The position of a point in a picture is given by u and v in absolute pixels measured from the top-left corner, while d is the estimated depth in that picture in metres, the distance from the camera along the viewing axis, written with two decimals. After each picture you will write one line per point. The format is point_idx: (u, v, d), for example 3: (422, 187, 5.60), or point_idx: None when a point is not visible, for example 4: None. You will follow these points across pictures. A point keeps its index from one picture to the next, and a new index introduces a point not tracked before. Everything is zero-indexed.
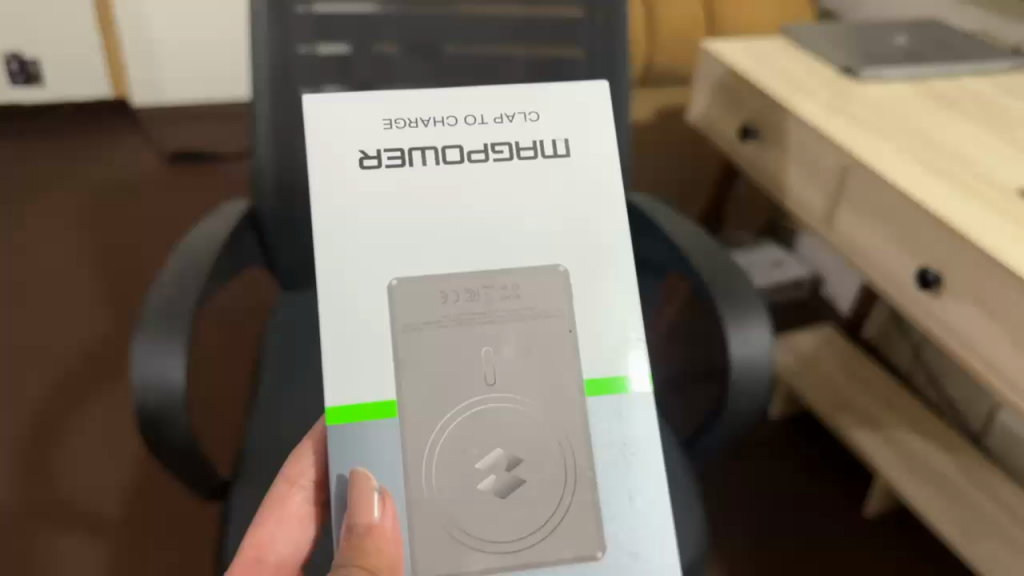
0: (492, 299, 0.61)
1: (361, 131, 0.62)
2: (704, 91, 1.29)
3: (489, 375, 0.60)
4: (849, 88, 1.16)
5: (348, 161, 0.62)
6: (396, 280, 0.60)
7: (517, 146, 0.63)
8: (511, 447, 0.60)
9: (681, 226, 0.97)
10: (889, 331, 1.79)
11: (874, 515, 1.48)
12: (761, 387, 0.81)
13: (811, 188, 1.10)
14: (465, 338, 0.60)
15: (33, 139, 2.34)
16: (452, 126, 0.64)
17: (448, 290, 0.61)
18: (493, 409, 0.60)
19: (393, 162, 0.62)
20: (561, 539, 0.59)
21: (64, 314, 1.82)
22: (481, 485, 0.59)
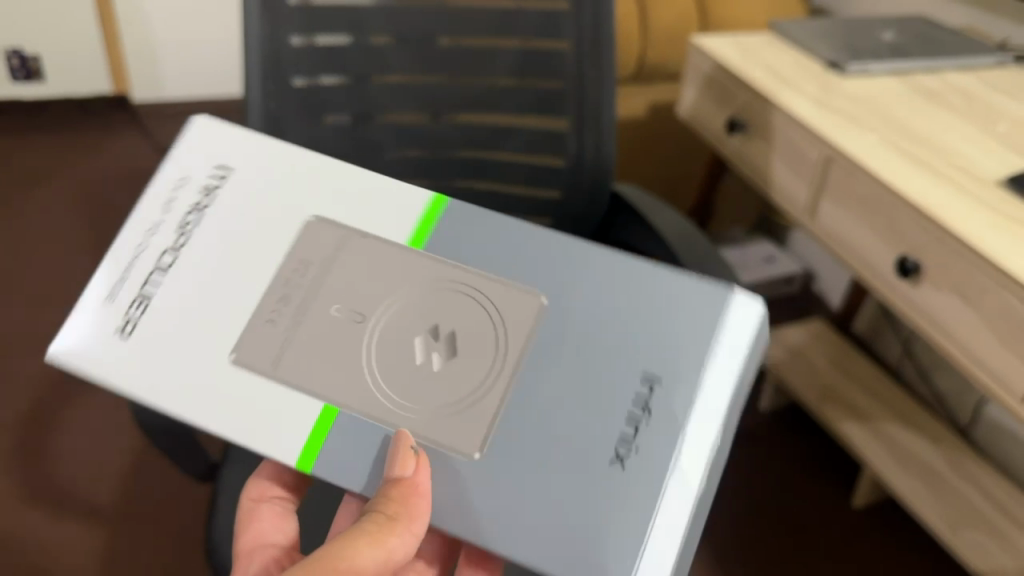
0: (313, 266, 0.62)
1: (102, 332, 0.62)
2: (693, 86, 1.31)
3: (353, 316, 0.61)
4: (835, 83, 1.18)
5: (114, 355, 0.62)
6: (232, 351, 0.61)
7: (200, 206, 0.65)
8: (416, 329, 0.61)
9: (665, 217, 0.98)
10: (878, 326, 1.81)
11: (862, 506, 1.50)
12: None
13: (795, 180, 1.12)
14: (316, 316, 0.61)
15: (33, 135, 2.36)
16: (151, 246, 0.64)
17: (278, 261, 0.62)
18: (382, 323, 0.61)
19: (144, 309, 0.63)
20: (509, 315, 0.60)
21: (62, 306, 1.83)
22: (437, 364, 0.60)
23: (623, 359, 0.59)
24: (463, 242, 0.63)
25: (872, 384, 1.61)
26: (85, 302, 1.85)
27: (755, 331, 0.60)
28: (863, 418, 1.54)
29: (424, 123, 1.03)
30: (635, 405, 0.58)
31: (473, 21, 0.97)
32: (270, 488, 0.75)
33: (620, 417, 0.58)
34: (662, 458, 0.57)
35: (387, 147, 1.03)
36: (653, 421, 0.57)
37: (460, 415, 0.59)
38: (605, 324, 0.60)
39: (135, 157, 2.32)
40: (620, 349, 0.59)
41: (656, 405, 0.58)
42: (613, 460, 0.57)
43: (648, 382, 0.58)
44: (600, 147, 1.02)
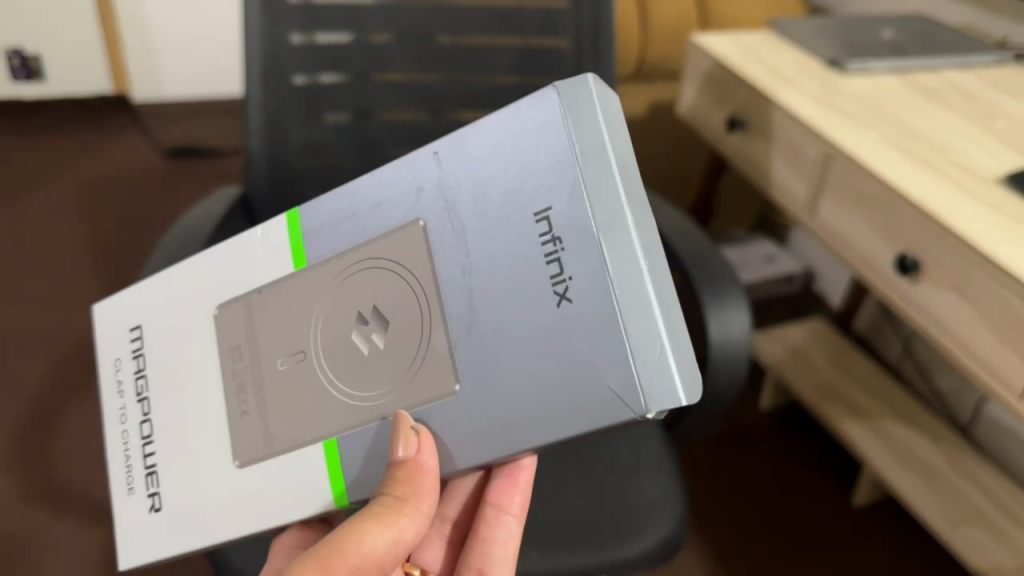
0: (251, 344, 0.64)
1: (133, 531, 0.69)
2: (692, 84, 1.31)
3: (296, 356, 0.62)
4: (835, 81, 1.18)
5: (155, 534, 0.67)
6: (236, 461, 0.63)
7: (140, 369, 0.70)
8: (346, 330, 0.60)
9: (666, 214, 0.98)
10: (878, 325, 1.81)
11: (862, 504, 1.50)
12: (738, 368, 0.82)
13: (795, 178, 1.12)
14: (269, 374, 0.63)
15: (34, 135, 2.37)
16: (133, 427, 0.70)
17: (234, 352, 0.65)
18: (322, 345, 0.61)
19: (153, 472, 0.68)
20: (404, 247, 0.58)
21: (62, 305, 1.84)
22: (382, 342, 0.59)
23: (517, 217, 0.54)
24: (328, 240, 0.62)
25: (873, 383, 1.61)
26: (85, 301, 1.85)
27: (600, 97, 0.52)
28: (863, 417, 1.54)
29: (425, 120, 1.03)
30: (546, 250, 0.52)
31: (473, 20, 0.97)
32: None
33: (544, 281, 0.52)
34: (598, 280, 0.50)
35: (387, 145, 1.03)
36: (578, 245, 0.51)
37: (422, 367, 0.57)
38: (487, 206, 0.55)
39: (136, 157, 2.32)
40: (506, 208, 0.54)
41: (561, 228, 0.52)
42: (557, 305, 0.51)
43: (545, 218, 0.52)
44: None
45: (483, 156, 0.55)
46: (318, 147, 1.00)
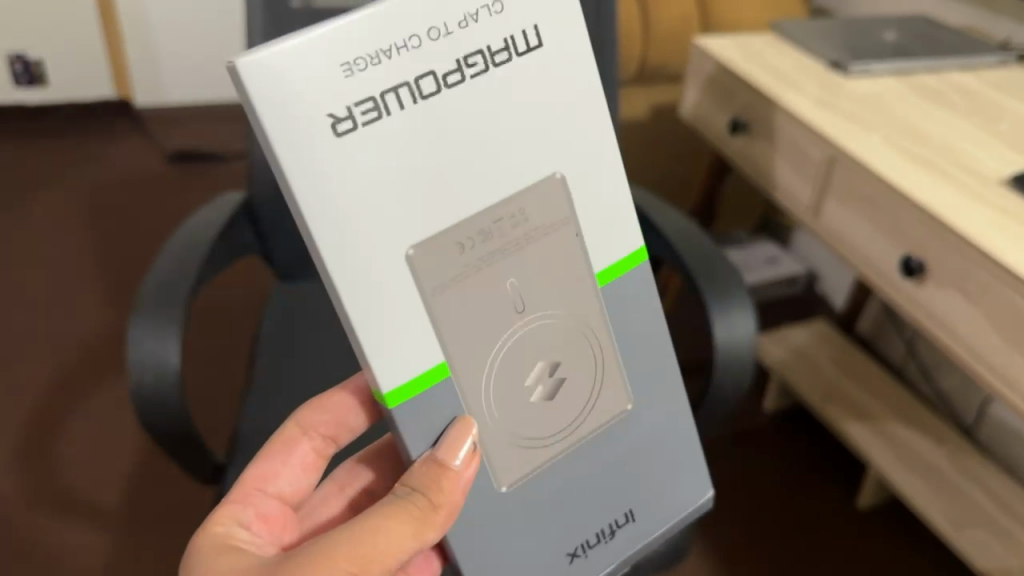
0: (504, 230, 0.59)
1: (322, 79, 0.50)
2: (695, 87, 1.31)
3: (519, 303, 0.61)
4: (838, 83, 1.17)
5: (317, 130, 0.50)
6: (412, 250, 0.55)
7: (492, 57, 0.56)
8: (545, 353, 0.63)
9: (670, 220, 0.97)
10: (881, 325, 1.81)
11: (866, 506, 1.49)
12: (741, 371, 0.81)
13: (799, 180, 1.12)
14: (495, 273, 0.59)
15: (36, 140, 2.37)
16: (417, 51, 0.53)
17: (467, 236, 0.57)
18: (528, 327, 0.62)
19: (370, 116, 0.52)
20: (599, 408, 0.67)
21: (65, 310, 1.83)
22: (537, 394, 0.63)
23: (628, 494, 0.70)
24: (620, 302, 0.67)
25: (876, 384, 1.61)
26: (88, 305, 1.85)
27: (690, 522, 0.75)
28: (867, 418, 1.54)
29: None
30: (609, 523, 0.69)
31: None
32: (324, 427, 0.72)
33: (597, 524, 0.68)
34: (596, 561, 0.68)
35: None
36: (610, 542, 0.69)
37: (530, 456, 0.63)
38: (634, 456, 0.70)
39: (137, 161, 2.33)
40: (638, 474, 0.70)
41: (624, 530, 0.70)
42: (569, 554, 0.67)
43: (626, 516, 0.70)
44: None
45: (668, 447, 0.72)
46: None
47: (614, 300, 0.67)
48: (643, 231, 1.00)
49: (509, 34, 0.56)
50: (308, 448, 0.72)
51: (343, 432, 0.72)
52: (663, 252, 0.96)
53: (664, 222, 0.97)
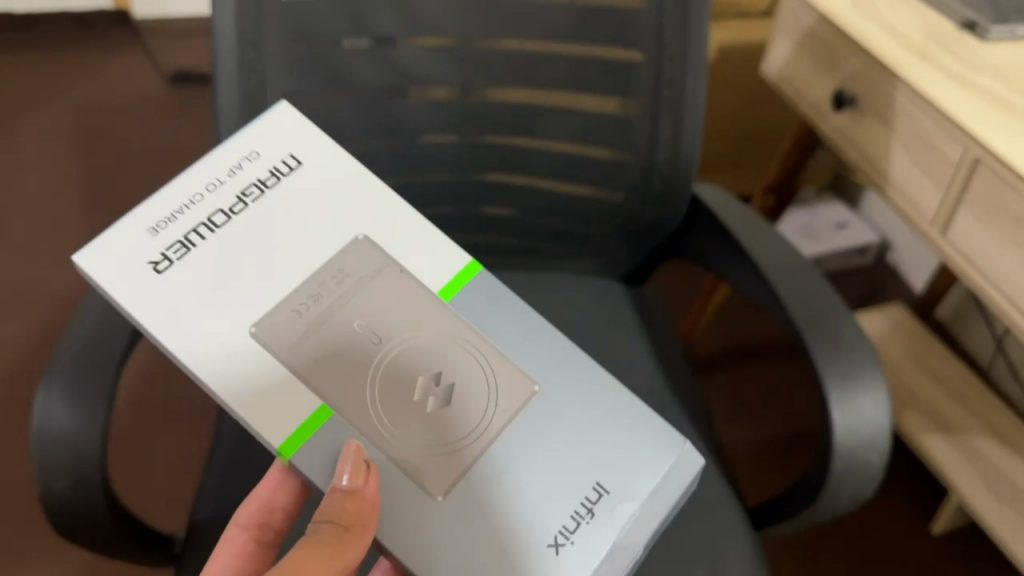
0: (331, 279, 0.54)
1: (132, 253, 0.52)
2: (790, 43, 1.05)
3: (375, 334, 0.53)
4: (962, 45, 0.89)
5: (144, 283, 0.51)
6: (256, 327, 0.51)
7: (266, 183, 0.55)
8: (420, 366, 0.53)
9: (769, 252, 0.70)
10: (964, 312, 1.59)
11: (941, 531, 1.30)
12: (870, 478, 0.59)
13: (922, 180, 0.88)
14: (338, 326, 0.53)
15: (25, 52, 2.15)
16: (202, 201, 0.54)
17: (301, 300, 0.53)
18: (396, 355, 0.53)
19: (181, 253, 0.52)
20: (506, 396, 0.54)
21: (49, 254, 1.65)
22: (431, 401, 0.53)
23: (597, 463, 0.53)
24: (499, 322, 0.56)
25: (957, 384, 1.41)
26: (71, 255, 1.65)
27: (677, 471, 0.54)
28: (949, 431, 1.34)
29: (456, 100, 0.74)
30: (583, 503, 0.51)
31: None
32: (257, 514, 0.58)
33: (568, 506, 0.51)
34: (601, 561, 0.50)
35: (423, 130, 0.75)
36: (596, 517, 0.51)
37: (449, 463, 0.51)
38: (574, 432, 0.54)
39: (133, 82, 2.09)
40: (594, 447, 0.53)
41: (602, 510, 0.51)
42: (548, 543, 0.50)
43: (597, 491, 0.52)
44: (678, 139, 0.74)
45: (619, 425, 0.55)
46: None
47: (469, 315, 0.56)
48: (732, 260, 0.74)
49: (268, 165, 0.56)
50: (245, 534, 0.57)
51: (277, 514, 0.58)
52: (759, 295, 0.71)
53: (759, 252, 0.70)
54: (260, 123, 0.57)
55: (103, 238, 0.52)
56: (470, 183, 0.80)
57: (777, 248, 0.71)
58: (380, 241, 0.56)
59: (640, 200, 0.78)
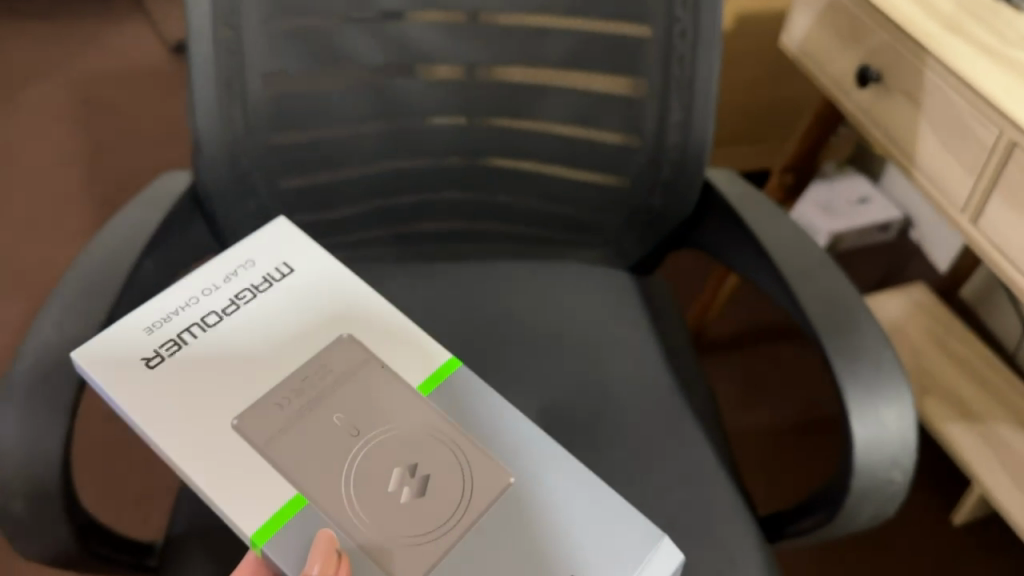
0: (312, 371, 0.51)
1: (124, 351, 0.50)
2: (810, 13, 0.98)
3: (351, 426, 0.48)
4: (998, 17, 0.83)
5: (135, 378, 0.49)
6: (237, 418, 0.48)
7: (258, 287, 0.54)
8: (396, 456, 0.48)
9: (784, 243, 0.64)
10: (990, 292, 1.53)
11: (962, 522, 1.26)
12: (893, 496, 0.54)
13: (952, 163, 0.82)
14: (312, 420, 0.48)
15: (27, 21, 2.11)
16: (197, 303, 0.53)
17: (279, 395, 0.49)
18: (372, 446, 0.48)
19: (172, 350, 0.51)
20: (485, 488, 0.47)
21: (49, 230, 1.62)
22: (408, 491, 0.47)
23: (581, 557, 0.46)
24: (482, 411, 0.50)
25: (981, 370, 1.35)
26: (72, 232, 1.61)
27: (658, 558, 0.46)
28: (972, 420, 1.28)
29: (462, 80, 0.69)
30: None
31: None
32: None
33: None
34: None
35: (423, 111, 0.71)
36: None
37: (423, 556, 0.44)
38: (561, 527, 0.46)
39: (139, 53, 2.05)
40: (576, 531, 0.46)
41: None
42: None
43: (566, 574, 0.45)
44: (687, 123, 0.68)
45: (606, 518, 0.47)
46: (289, 119, 0.67)
47: (449, 406, 0.50)
48: (746, 253, 0.69)
49: (262, 272, 0.55)
50: None
51: None
52: (773, 290, 0.65)
53: (773, 242, 0.64)
54: (258, 234, 0.57)
55: (99, 338, 0.51)
56: (471, 169, 0.75)
57: (792, 238, 0.65)
58: (364, 336, 0.53)
59: (646, 186, 0.73)
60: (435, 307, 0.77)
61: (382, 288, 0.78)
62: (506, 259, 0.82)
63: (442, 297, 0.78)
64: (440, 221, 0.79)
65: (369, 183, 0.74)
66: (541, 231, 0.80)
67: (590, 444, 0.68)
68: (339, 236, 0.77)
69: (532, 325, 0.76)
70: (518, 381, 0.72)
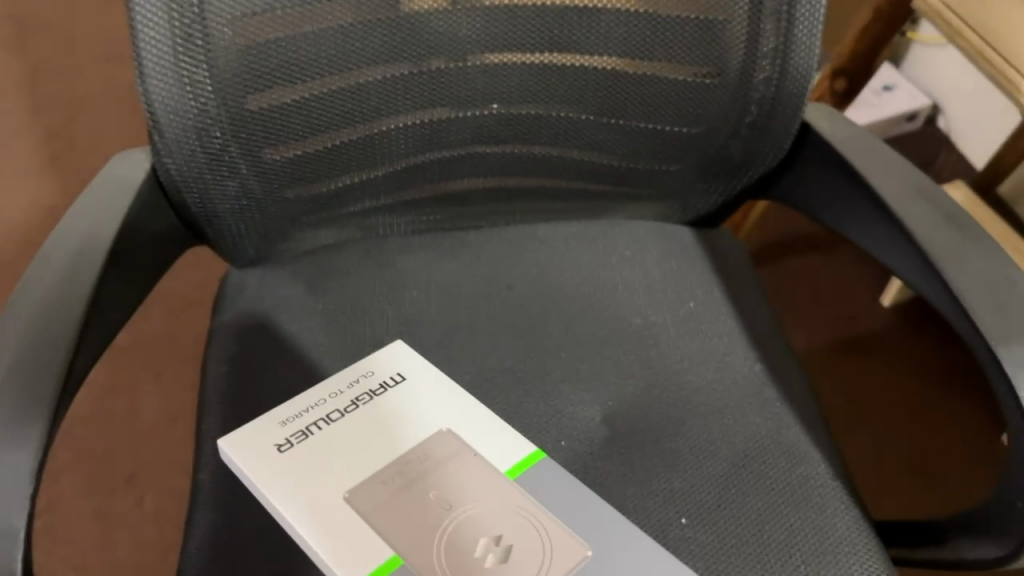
0: (415, 457, 0.46)
1: (258, 439, 0.47)
2: None
3: (444, 499, 0.44)
4: None
5: (266, 466, 0.45)
6: (348, 494, 0.44)
7: (383, 390, 0.50)
8: (483, 525, 0.43)
9: (916, 208, 0.51)
10: None
11: None
12: None
13: None
14: (408, 492, 0.45)
15: None
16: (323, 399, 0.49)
17: (380, 475, 0.45)
18: (466, 519, 0.44)
19: (299, 440, 0.47)
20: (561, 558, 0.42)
21: None
22: (492, 561, 0.42)
23: None
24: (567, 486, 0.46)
25: None
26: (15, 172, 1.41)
27: None
28: None
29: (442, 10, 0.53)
30: None
31: None
32: None
33: None
34: None
35: (428, 50, 0.54)
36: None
37: None
38: None
39: None
40: None
41: None
42: None
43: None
44: (779, 48, 0.54)
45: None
46: (262, 76, 0.51)
47: (547, 494, 0.45)
48: (860, 213, 0.55)
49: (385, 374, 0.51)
50: None
51: None
52: (900, 264, 0.52)
53: (903, 207, 0.51)
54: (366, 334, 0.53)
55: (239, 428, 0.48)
56: (491, 120, 0.59)
57: (926, 202, 0.51)
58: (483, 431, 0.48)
59: (720, 127, 0.59)
60: (464, 287, 0.64)
61: (400, 268, 0.64)
62: (544, 222, 0.68)
63: (473, 276, 0.64)
64: (465, 181, 0.63)
65: (378, 149, 0.58)
66: (588, 187, 0.65)
67: (672, 455, 0.56)
68: (341, 209, 0.62)
69: (586, 306, 0.63)
70: (576, 378, 0.60)
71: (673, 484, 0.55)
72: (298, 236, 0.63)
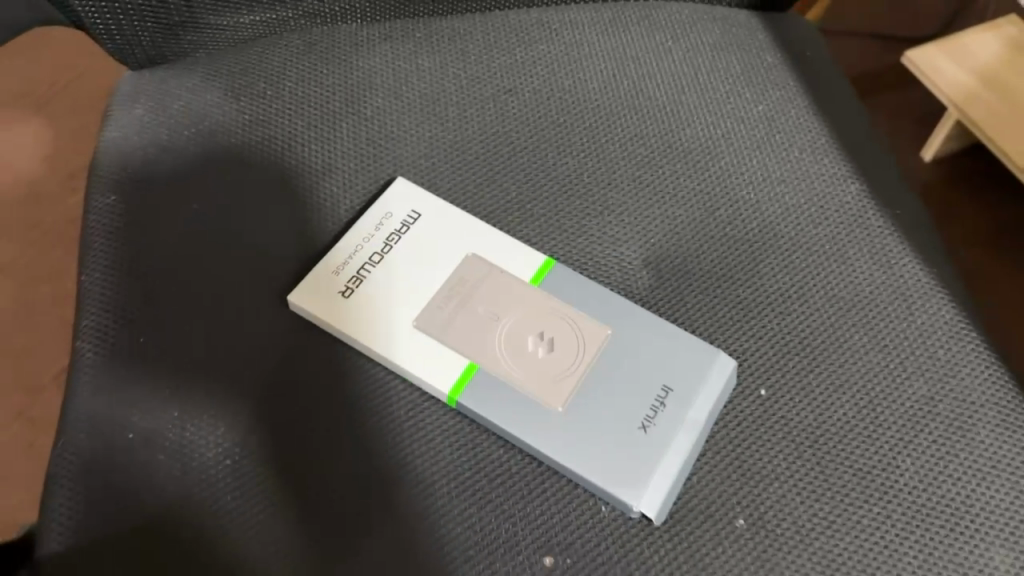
0: (466, 287, 0.41)
1: (316, 289, 0.40)
2: None
3: (487, 312, 0.40)
4: None
5: (337, 312, 0.40)
6: (421, 325, 0.40)
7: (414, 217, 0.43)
8: (526, 327, 0.40)
9: None
10: None
11: None
12: None
13: None
14: (458, 314, 0.40)
15: None
16: (361, 234, 0.42)
17: (440, 306, 0.40)
18: (510, 323, 0.40)
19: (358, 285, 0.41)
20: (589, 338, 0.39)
21: None
22: (544, 353, 0.39)
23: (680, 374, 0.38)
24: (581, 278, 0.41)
25: None
26: None
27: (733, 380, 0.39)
28: None
29: None
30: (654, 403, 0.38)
31: None
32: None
33: (646, 403, 0.38)
34: (692, 443, 0.37)
35: None
36: (675, 411, 0.38)
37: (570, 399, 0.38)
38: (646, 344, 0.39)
39: None
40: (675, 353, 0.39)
41: (689, 402, 0.38)
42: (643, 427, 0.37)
43: (664, 392, 0.38)
44: None
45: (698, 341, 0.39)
46: None
47: (573, 290, 0.41)
48: None
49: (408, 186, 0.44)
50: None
51: None
52: None
53: None
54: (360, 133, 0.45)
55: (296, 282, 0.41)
56: None
57: None
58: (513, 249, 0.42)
59: None
60: (444, 91, 0.46)
61: (355, 67, 0.46)
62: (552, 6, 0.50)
63: (457, 77, 0.47)
64: None
65: None
66: None
67: (743, 306, 0.41)
68: None
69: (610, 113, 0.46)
70: (604, 212, 0.43)
71: (744, 343, 0.40)
72: (215, 21, 0.45)
